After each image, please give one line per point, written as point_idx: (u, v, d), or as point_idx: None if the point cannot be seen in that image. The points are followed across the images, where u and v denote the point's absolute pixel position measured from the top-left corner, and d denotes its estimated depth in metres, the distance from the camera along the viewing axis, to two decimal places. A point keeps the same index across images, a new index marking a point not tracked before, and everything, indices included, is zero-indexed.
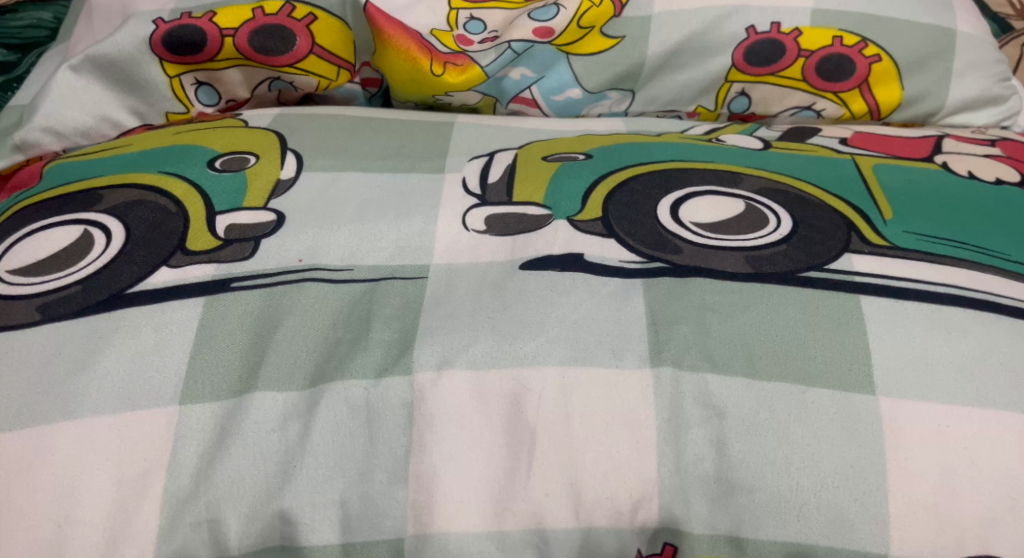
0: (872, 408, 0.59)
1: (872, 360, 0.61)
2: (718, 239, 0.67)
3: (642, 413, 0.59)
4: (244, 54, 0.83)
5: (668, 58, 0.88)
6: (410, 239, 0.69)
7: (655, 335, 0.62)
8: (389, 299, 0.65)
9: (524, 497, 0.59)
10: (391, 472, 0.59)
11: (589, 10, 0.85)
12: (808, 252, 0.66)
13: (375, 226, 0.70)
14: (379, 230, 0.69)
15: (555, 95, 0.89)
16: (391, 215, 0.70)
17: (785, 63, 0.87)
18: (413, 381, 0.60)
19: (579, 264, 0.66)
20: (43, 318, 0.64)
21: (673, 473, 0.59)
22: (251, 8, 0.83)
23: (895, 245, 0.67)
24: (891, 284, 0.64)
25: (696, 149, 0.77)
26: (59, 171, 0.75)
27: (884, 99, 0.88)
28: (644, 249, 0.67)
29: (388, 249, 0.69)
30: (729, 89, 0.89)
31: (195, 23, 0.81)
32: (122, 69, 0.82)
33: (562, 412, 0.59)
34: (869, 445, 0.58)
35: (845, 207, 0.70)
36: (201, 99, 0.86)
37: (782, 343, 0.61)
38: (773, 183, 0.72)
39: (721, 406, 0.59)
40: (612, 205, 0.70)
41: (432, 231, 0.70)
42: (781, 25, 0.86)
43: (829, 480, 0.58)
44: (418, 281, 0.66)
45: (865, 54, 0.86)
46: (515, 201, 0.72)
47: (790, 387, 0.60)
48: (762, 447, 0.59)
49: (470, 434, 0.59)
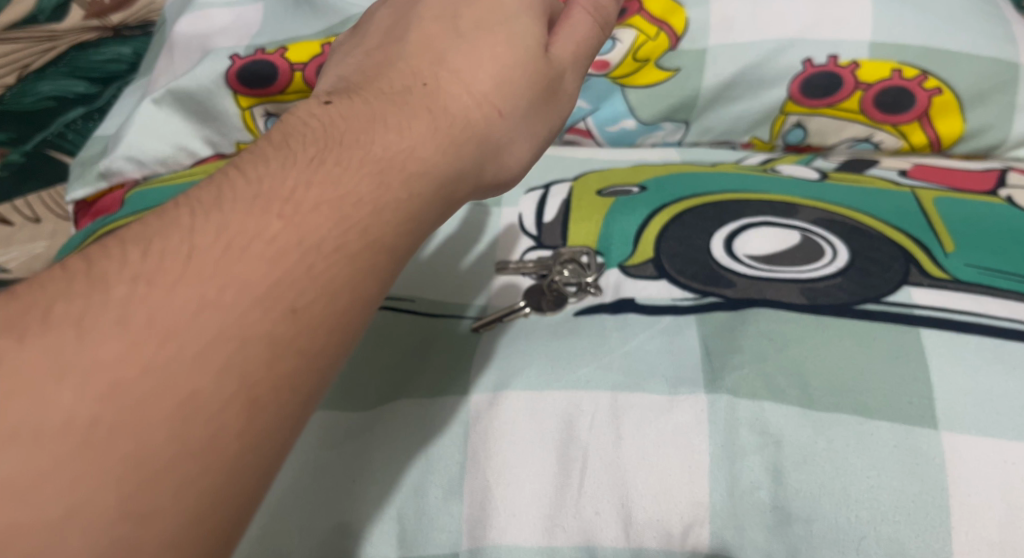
0: (933, 442, 0.57)
1: (933, 393, 0.59)
2: (773, 270, 0.68)
3: (695, 437, 0.59)
4: (312, 87, 0.86)
5: (722, 91, 0.89)
6: (439, 286, 0.74)
7: (709, 364, 0.62)
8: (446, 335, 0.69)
9: (574, 514, 0.59)
10: (446, 487, 0.60)
11: (645, 43, 0.88)
12: (864, 284, 0.66)
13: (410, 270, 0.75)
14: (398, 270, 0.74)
15: (610, 126, 0.92)
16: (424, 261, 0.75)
17: (842, 96, 0.87)
18: (470, 402, 0.63)
19: (630, 307, 0.68)
20: None
21: (726, 499, 0.58)
22: (320, 44, 0.86)
23: (956, 278, 0.66)
24: (951, 316, 0.63)
25: (751, 180, 0.78)
26: (139, 198, 0.80)
27: (945, 132, 0.87)
28: (696, 285, 0.68)
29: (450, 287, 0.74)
30: (784, 122, 0.90)
31: (267, 59, 0.86)
32: (199, 102, 0.87)
33: (613, 434, 0.60)
34: (929, 479, 0.57)
35: (905, 239, 0.70)
36: (270, 129, 0.89)
37: (838, 374, 0.61)
38: (830, 214, 0.72)
39: (778, 434, 0.59)
40: (664, 241, 0.72)
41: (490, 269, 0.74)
42: (838, 58, 0.86)
43: (890, 514, 0.56)
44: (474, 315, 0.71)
45: (925, 86, 0.86)
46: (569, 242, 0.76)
47: (848, 418, 0.59)
48: (820, 477, 0.57)
49: (521, 450, 0.60)
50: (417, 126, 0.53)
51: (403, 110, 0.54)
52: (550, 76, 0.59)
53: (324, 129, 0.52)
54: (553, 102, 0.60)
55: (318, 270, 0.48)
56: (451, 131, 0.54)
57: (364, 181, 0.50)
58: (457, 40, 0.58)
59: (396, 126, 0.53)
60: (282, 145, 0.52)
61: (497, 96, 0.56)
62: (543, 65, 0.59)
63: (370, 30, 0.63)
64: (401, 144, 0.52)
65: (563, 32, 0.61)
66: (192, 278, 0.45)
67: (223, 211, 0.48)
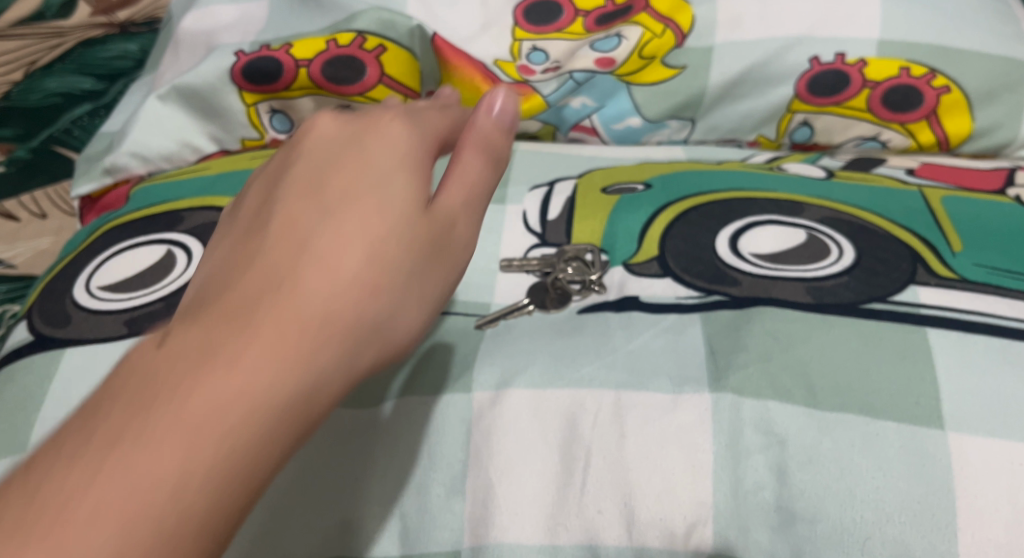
0: (939, 443, 0.57)
1: (939, 394, 0.59)
2: (779, 269, 0.68)
3: (699, 436, 0.59)
4: (317, 83, 0.87)
5: (728, 89, 0.89)
6: None
7: (714, 362, 0.62)
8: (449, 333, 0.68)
9: (577, 513, 0.59)
10: (448, 485, 0.60)
11: (650, 41, 0.88)
12: (871, 283, 0.66)
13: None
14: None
15: (615, 123, 0.91)
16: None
17: (849, 94, 0.86)
18: (472, 399, 0.62)
19: (634, 305, 0.68)
20: (129, 331, 0.68)
21: (730, 499, 0.58)
22: (325, 40, 0.86)
23: (963, 278, 0.66)
24: (958, 316, 0.63)
25: (758, 178, 0.78)
26: (143, 194, 0.81)
27: (953, 131, 0.86)
28: (701, 283, 0.68)
29: None
30: (791, 119, 0.89)
31: (272, 55, 0.85)
32: (204, 98, 0.87)
33: (616, 432, 0.60)
34: (935, 481, 0.56)
35: (912, 238, 0.69)
36: (275, 126, 0.89)
37: (844, 374, 0.60)
38: (836, 213, 0.72)
39: (783, 434, 0.59)
40: (669, 240, 0.72)
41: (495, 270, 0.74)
42: (846, 55, 0.86)
43: (895, 516, 0.56)
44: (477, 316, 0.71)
45: (934, 85, 0.85)
46: (574, 241, 0.75)
47: (853, 418, 0.58)
48: (824, 477, 0.57)
49: (525, 448, 0.60)
50: (252, 354, 0.48)
51: (251, 326, 0.49)
52: (430, 235, 0.55)
53: (151, 379, 0.47)
54: (442, 256, 0.56)
55: (220, 467, 0.47)
56: (303, 356, 0.49)
57: (202, 439, 0.46)
58: (326, 222, 0.53)
59: (234, 360, 0.48)
60: (93, 412, 0.47)
61: (373, 275, 0.52)
62: (426, 223, 0.55)
63: (235, 212, 0.56)
64: (247, 376, 0.48)
65: (453, 179, 0.58)
66: (111, 457, 0.45)
67: (95, 466, 0.45)
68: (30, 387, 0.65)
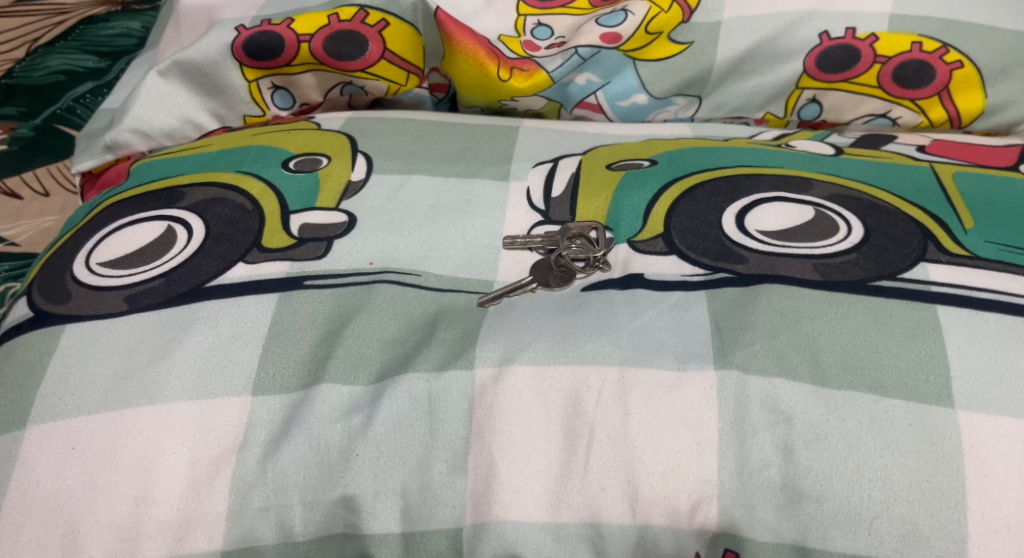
0: (949, 421, 0.56)
1: (950, 371, 0.58)
2: (786, 246, 0.67)
3: (704, 413, 0.58)
4: (319, 59, 0.86)
5: (736, 65, 0.87)
6: (447, 259, 0.73)
7: (720, 339, 0.61)
8: (451, 312, 0.68)
9: (580, 490, 0.58)
10: (450, 462, 0.60)
11: (657, 16, 0.86)
12: (880, 260, 0.65)
13: (407, 241, 0.73)
14: (397, 239, 0.73)
15: (621, 101, 0.90)
16: (425, 231, 0.73)
17: (860, 70, 0.85)
18: (474, 376, 0.61)
19: (638, 282, 0.68)
20: (129, 308, 0.67)
21: (735, 476, 0.57)
22: (326, 15, 0.85)
23: (975, 255, 0.65)
24: (969, 293, 0.62)
25: (765, 155, 0.76)
26: (144, 170, 0.80)
27: (966, 107, 0.85)
28: (707, 261, 0.67)
29: (456, 261, 0.72)
30: (800, 96, 0.88)
31: (274, 30, 0.84)
32: (205, 75, 0.86)
33: (619, 410, 0.59)
34: (944, 459, 0.56)
35: (922, 215, 0.68)
36: (276, 102, 0.89)
37: (852, 351, 0.59)
38: (844, 189, 0.71)
39: (789, 411, 0.58)
40: (674, 217, 0.71)
41: (498, 248, 0.73)
42: (856, 30, 0.84)
43: (904, 494, 0.55)
44: (480, 295, 0.70)
45: (946, 60, 0.84)
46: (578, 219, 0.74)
47: (861, 396, 0.58)
48: (831, 456, 0.56)
49: (527, 425, 0.60)
50: None
51: None
52: None
53: None
54: None
55: None
56: None
57: None
58: None
59: None
60: None
61: None
62: None
63: None
64: None
65: None
66: None
67: None
68: (30, 362, 0.65)
